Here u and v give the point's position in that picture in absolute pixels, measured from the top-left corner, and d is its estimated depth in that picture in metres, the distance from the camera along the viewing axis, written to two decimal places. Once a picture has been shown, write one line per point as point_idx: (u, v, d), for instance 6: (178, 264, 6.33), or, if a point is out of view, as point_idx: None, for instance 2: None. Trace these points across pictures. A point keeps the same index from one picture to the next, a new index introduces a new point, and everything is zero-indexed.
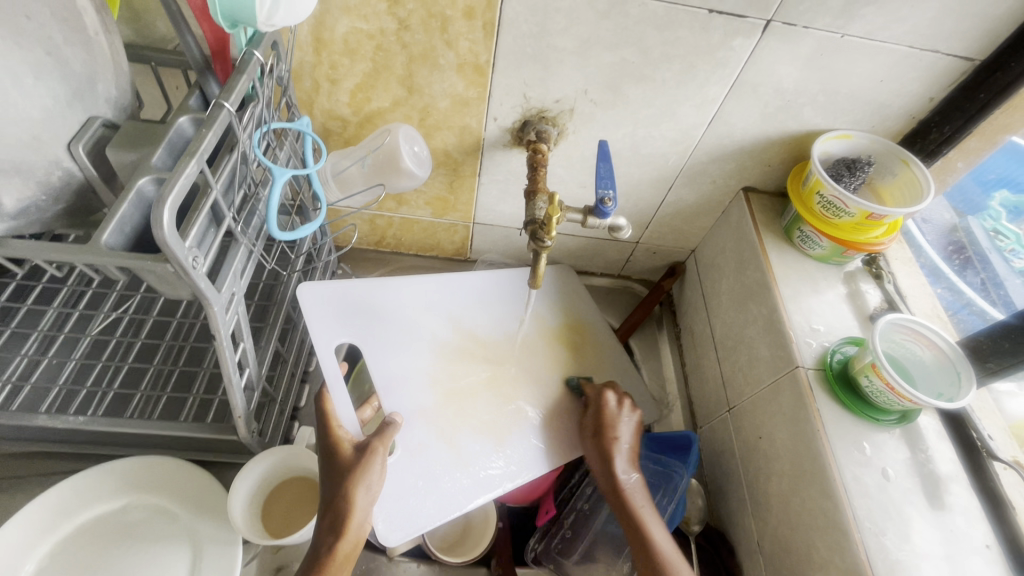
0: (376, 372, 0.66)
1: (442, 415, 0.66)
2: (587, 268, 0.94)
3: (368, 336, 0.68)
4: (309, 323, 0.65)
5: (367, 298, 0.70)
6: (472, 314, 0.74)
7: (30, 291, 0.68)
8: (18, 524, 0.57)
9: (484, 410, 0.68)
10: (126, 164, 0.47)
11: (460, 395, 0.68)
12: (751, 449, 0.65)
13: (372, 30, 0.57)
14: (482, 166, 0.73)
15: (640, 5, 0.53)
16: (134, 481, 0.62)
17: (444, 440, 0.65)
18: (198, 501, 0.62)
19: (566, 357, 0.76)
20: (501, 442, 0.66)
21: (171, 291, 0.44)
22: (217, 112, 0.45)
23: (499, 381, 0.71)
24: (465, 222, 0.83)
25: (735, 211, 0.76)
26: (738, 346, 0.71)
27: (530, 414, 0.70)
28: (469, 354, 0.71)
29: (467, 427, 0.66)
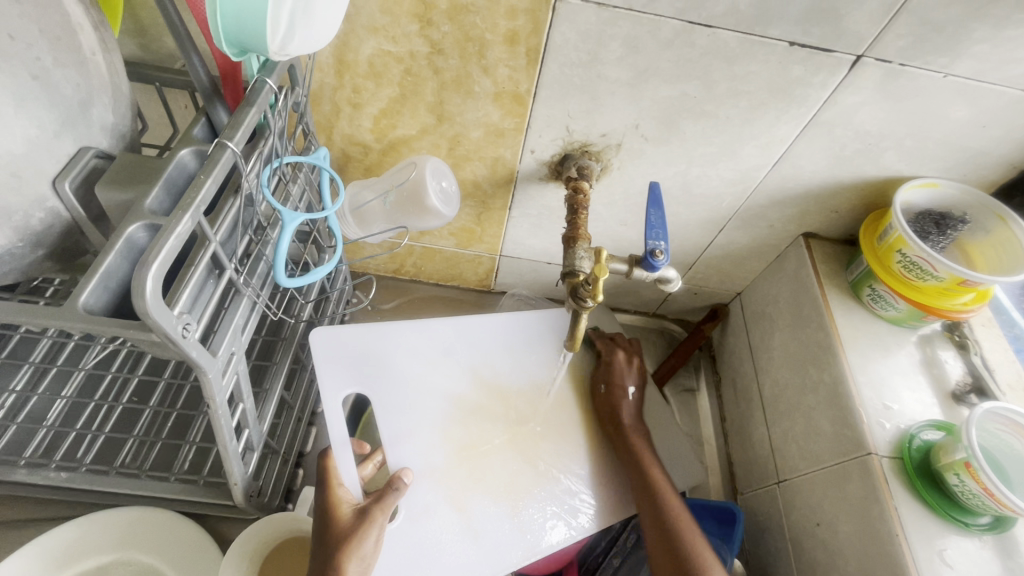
0: (388, 427, 0.60)
1: (455, 475, 0.60)
2: (620, 305, 0.87)
3: (381, 385, 0.61)
4: (317, 361, 0.59)
5: (380, 343, 0.63)
6: (497, 361, 0.68)
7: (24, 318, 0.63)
8: None
9: (505, 471, 0.62)
10: (118, 204, 0.41)
11: (479, 452, 0.62)
12: (805, 536, 0.57)
13: (400, 53, 0.50)
14: (514, 200, 0.66)
15: (710, 34, 0.46)
16: (119, 536, 0.57)
17: (456, 504, 0.59)
18: (189, 563, 0.56)
19: (598, 411, 0.69)
20: (520, 508, 0.60)
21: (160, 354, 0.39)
22: (220, 152, 0.39)
23: (521, 439, 0.64)
24: (490, 255, 0.77)
25: (792, 258, 0.68)
26: (792, 412, 0.63)
27: (553, 475, 0.63)
28: (490, 408, 0.65)
29: (482, 490, 0.60)
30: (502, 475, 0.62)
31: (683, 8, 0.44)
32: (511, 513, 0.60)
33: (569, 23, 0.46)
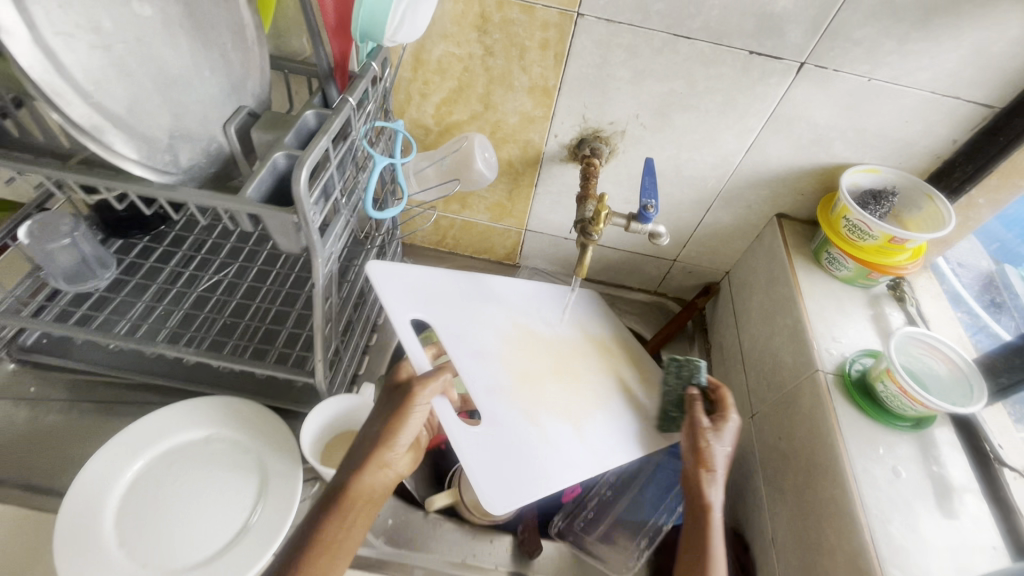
0: (454, 351, 0.73)
1: (518, 394, 0.72)
2: (625, 282, 1.01)
3: (441, 316, 0.75)
4: (388, 303, 0.71)
5: (437, 285, 0.78)
6: (524, 315, 0.82)
7: (153, 252, 0.82)
8: (126, 437, 0.68)
9: (559, 397, 0.75)
10: (265, 143, 0.58)
11: (531, 378, 0.75)
12: (770, 450, 0.69)
13: (461, 54, 0.69)
14: (540, 177, 0.83)
15: (690, 44, 0.63)
16: (220, 416, 0.72)
17: (530, 417, 0.71)
18: (270, 437, 0.71)
19: (608, 364, 0.82)
20: (580, 426, 0.73)
21: (285, 243, 0.55)
22: (342, 106, 0.57)
23: (564, 374, 0.78)
24: (518, 228, 0.93)
25: (768, 235, 0.83)
26: (764, 356, 0.76)
27: (590, 407, 0.75)
28: (530, 347, 0.78)
29: (544, 408, 0.73)
30: (559, 401, 0.74)
31: (669, 25, 0.62)
32: (576, 430, 0.72)
33: (587, 34, 0.64)
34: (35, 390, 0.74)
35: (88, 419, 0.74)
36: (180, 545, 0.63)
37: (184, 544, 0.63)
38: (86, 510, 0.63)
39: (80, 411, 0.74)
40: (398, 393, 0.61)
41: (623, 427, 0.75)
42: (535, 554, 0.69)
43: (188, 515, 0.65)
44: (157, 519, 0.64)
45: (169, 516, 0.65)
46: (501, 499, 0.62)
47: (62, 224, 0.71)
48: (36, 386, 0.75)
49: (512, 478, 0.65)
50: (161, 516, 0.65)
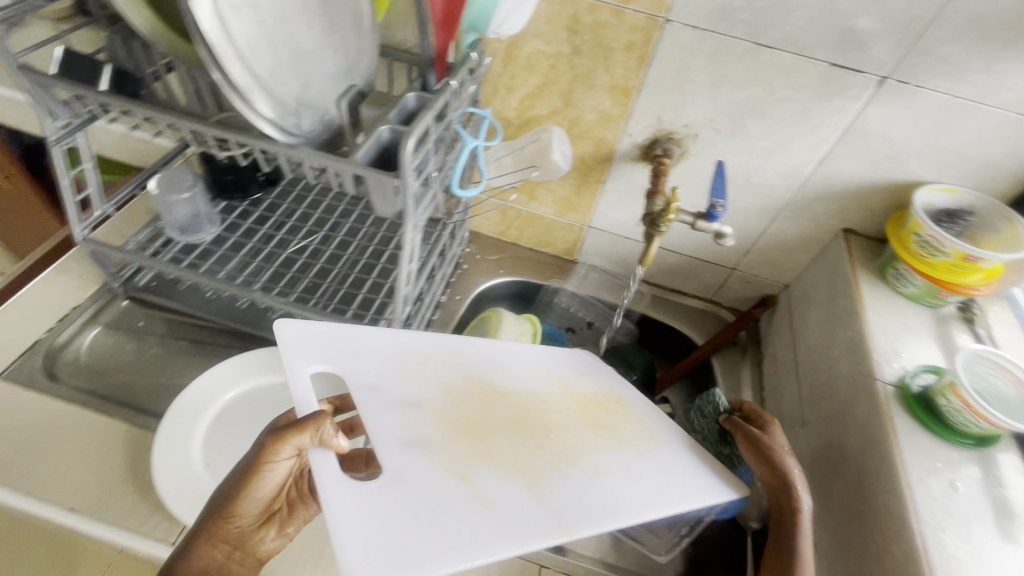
0: (365, 401, 0.58)
1: (446, 450, 0.57)
2: (680, 288, 1.02)
3: (348, 363, 0.61)
4: (286, 355, 0.59)
5: (357, 330, 0.66)
6: (482, 364, 0.70)
7: (252, 216, 0.91)
8: (218, 372, 0.76)
9: (510, 450, 0.60)
10: (371, 118, 0.65)
11: (474, 429, 0.61)
12: (821, 456, 0.69)
13: (550, 52, 0.74)
14: (609, 174, 0.87)
15: (772, 53, 0.66)
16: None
17: (458, 476, 0.55)
18: None
19: (594, 423, 0.68)
20: (540, 487, 0.57)
21: (382, 206, 0.62)
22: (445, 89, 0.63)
23: (524, 431, 0.62)
24: (581, 224, 0.97)
25: (832, 249, 0.83)
26: (820, 366, 0.76)
27: (560, 469, 0.60)
28: (475, 398, 0.64)
29: (486, 465, 0.57)
30: (509, 455, 0.59)
31: (753, 33, 0.65)
32: (532, 492, 0.56)
33: (672, 39, 0.68)
34: (143, 323, 0.85)
35: (185, 355, 0.83)
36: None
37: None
38: (175, 429, 0.70)
39: (180, 345, 0.83)
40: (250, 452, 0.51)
41: (612, 500, 0.58)
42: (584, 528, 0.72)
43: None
44: (236, 448, 0.71)
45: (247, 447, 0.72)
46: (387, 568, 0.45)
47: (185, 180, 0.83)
48: (144, 321, 0.85)
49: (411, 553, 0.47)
50: (239, 446, 0.72)
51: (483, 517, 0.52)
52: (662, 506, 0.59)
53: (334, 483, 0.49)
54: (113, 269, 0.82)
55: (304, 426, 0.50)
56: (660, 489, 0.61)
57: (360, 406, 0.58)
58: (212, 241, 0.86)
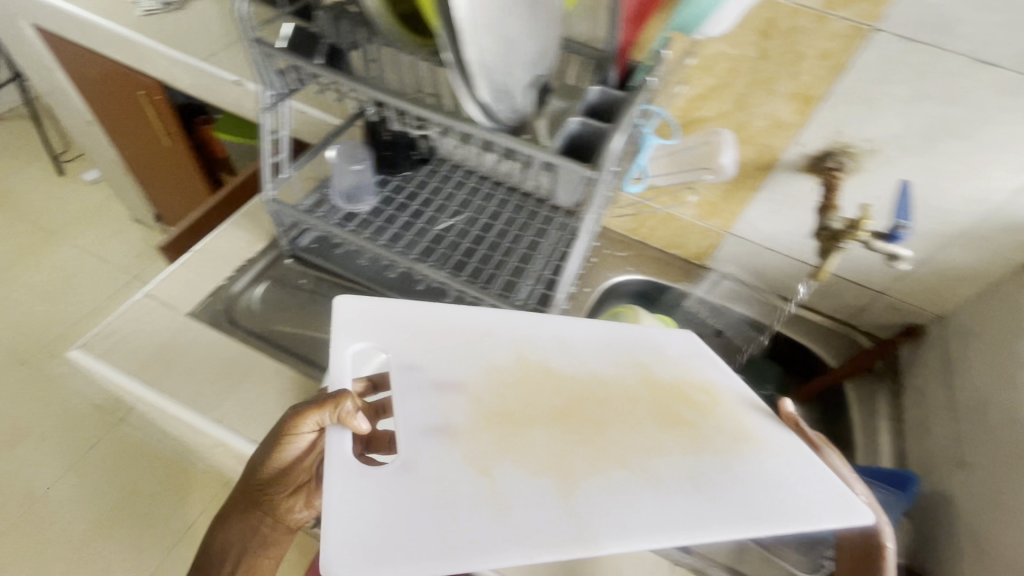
0: (399, 383, 0.60)
1: (478, 439, 0.57)
2: (815, 305, 0.99)
3: (395, 341, 0.63)
4: (337, 333, 0.62)
5: (409, 309, 0.67)
6: (542, 344, 0.68)
7: (403, 190, 0.96)
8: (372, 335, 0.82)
9: (542, 446, 0.58)
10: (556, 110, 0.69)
11: (512, 419, 0.60)
12: (987, 502, 0.66)
13: (734, 54, 0.73)
14: (766, 182, 0.85)
15: (992, 72, 0.62)
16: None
17: (479, 470, 0.55)
18: None
19: (667, 418, 0.63)
20: (571, 486, 0.55)
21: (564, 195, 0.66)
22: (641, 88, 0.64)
23: (571, 424, 0.61)
24: (721, 229, 0.95)
25: (1008, 286, 0.76)
26: (987, 407, 0.72)
27: (609, 471, 0.57)
28: (525, 384, 0.64)
29: (512, 460, 0.56)
30: (541, 451, 0.58)
31: (975, 49, 0.61)
32: (561, 497, 0.54)
33: (877, 50, 0.65)
34: (303, 282, 0.92)
35: None
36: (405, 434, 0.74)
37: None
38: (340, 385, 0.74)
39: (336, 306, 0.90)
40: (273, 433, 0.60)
41: (662, 507, 0.54)
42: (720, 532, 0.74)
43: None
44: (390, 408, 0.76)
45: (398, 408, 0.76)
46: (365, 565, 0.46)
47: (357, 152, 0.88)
48: (305, 280, 0.93)
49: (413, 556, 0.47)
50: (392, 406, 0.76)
51: (495, 514, 0.51)
52: (732, 520, 0.54)
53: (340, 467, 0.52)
54: (286, 228, 0.89)
55: (324, 408, 0.54)
56: (740, 500, 0.56)
57: (393, 386, 0.60)
58: (370, 212, 0.92)
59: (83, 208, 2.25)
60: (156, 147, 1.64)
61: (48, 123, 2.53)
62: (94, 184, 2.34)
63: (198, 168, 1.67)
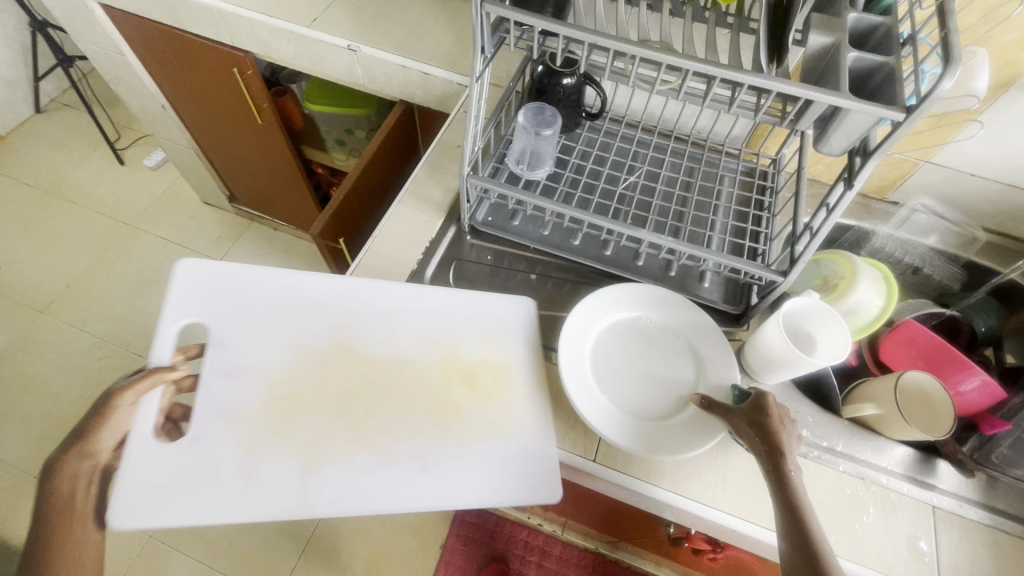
0: (211, 358, 0.73)
1: (256, 419, 0.70)
2: (1010, 230, 0.95)
3: (220, 316, 0.76)
4: (173, 299, 0.76)
5: (237, 281, 0.79)
6: (362, 329, 0.79)
7: (572, 151, 0.92)
8: (585, 310, 0.79)
9: (312, 429, 0.71)
10: (819, 45, 0.61)
11: (292, 404, 0.72)
12: None
13: None
14: (995, 102, 0.78)
15: None
16: (651, 302, 0.81)
17: (247, 446, 0.69)
18: (707, 330, 0.79)
19: (438, 405, 0.74)
20: (315, 464, 0.68)
21: (835, 142, 0.60)
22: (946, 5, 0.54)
23: (350, 406, 0.73)
24: (917, 159, 0.89)
25: None
26: None
27: (365, 448, 0.70)
28: (327, 366, 0.75)
29: (280, 443, 0.69)
30: (312, 432, 0.70)
31: None
32: (302, 469, 0.68)
33: None
34: (491, 258, 0.90)
35: (534, 289, 0.88)
36: (648, 402, 0.74)
37: (655, 401, 0.74)
38: (574, 361, 0.75)
39: (530, 278, 0.89)
40: (104, 396, 0.65)
41: (401, 485, 0.68)
42: (972, 475, 0.73)
43: (647, 378, 0.76)
44: (628, 378, 0.76)
45: (636, 377, 0.76)
46: (141, 516, 0.63)
47: (544, 115, 0.85)
48: (489, 255, 0.91)
49: (191, 508, 0.64)
50: (627, 375, 0.76)
51: (243, 483, 0.66)
52: (448, 494, 0.68)
53: (140, 455, 0.66)
54: (469, 202, 0.87)
55: (152, 374, 0.68)
56: (450, 474, 0.69)
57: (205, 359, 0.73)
58: (548, 178, 0.88)
59: (154, 196, 2.22)
60: (247, 125, 1.58)
61: (96, 110, 2.46)
62: (157, 170, 2.29)
63: (289, 144, 1.61)
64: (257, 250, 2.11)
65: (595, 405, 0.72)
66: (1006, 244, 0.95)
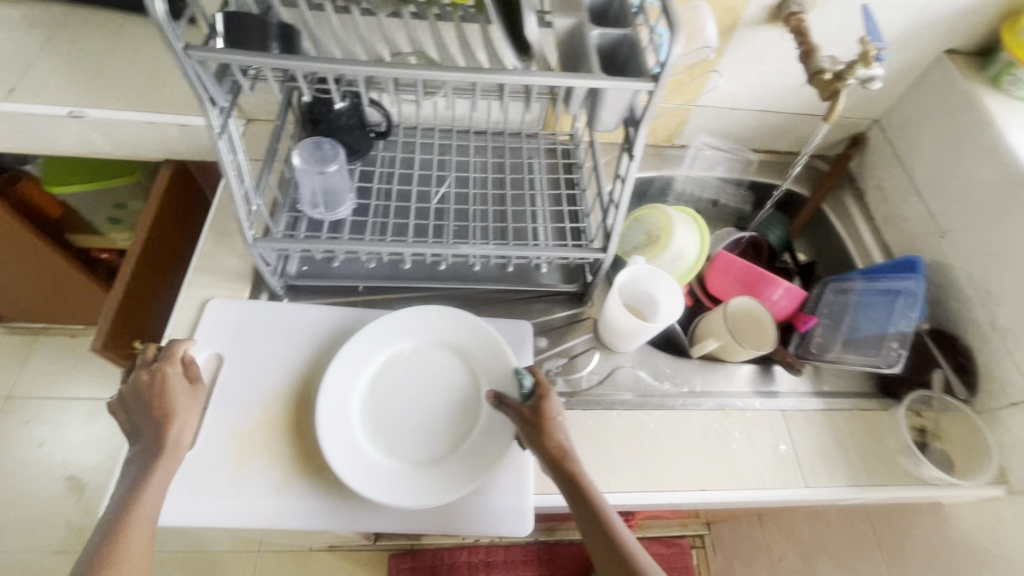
0: (228, 382, 0.69)
1: (249, 441, 0.66)
2: (774, 148, 1.07)
3: (245, 348, 0.72)
4: (201, 330, 0.73)
5: (263, 313, 0.75)
6: None
7: (373, 176, 0.86)
8: (337, 372, 0.67)
9: (301, 448, 0.66)
10: (567, 26, 0.61)
11: (282, 430, 0.67)
12: (978, 256, 0.81)
13: None
14: (730, 44, 0.85)
15: None
16: (395, 331, 0.71)
17: (240, 465, 0.65)
18: (466, 335, 0.71)
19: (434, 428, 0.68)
20: (300, 481, 0.65)
21: (607, 118, 0.61)
22: None
23: None
24: (688, 105, 0.96)
25: (937, 73, 0.89)
26: (951, 181, 0.86)
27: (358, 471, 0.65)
28: None
29: (272, 459, 0.65)
30: (299, 451, 0.66)
31: None
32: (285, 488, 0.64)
33: None
34: None
35: None
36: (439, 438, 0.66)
37: (440, 439, 0.66)
38: (343, 438, 0.64)
39: None
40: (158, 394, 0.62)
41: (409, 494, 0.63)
42: (798, 371, 0.82)
43: (425, 417, 0.67)
44: (403, 429, 0.66)
45: (409, 424, 0.67)
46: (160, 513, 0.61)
47: (323, 150, 0.77)
48: None
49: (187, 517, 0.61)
50: (412, 421, 0.67)
51: (230, 496, 0.63)
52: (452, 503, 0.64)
53: None
54: (270, 264, 0.76)
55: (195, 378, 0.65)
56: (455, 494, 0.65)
57: (227, 383, 0.69)
58: (353, 213, 0.81)
59: None
60: None
61: None
62: None
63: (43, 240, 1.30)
64: (53, 370, 1.71)
65: (400, 476, 0.63)
66: (776, 159, 1.07)
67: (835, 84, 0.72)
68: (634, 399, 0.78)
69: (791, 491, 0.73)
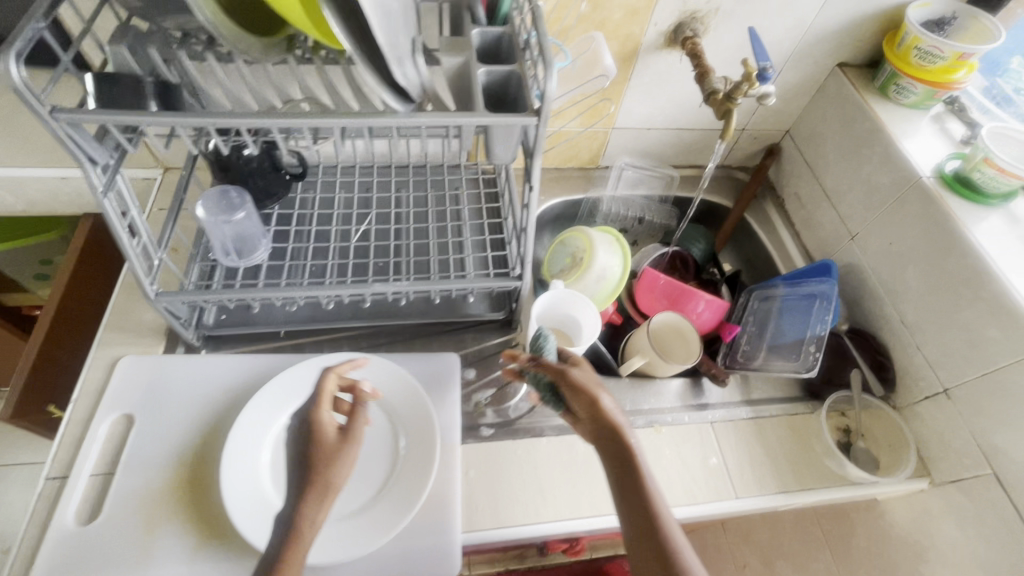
0: (133, 444, 0.66)
1: (155, 506, 0.63)
2: (696, 162, 1.11)
3: (152, 408, 0.69)
4: (106, 393, 0.70)
5: (172, 369, 0.72)
6: None
7: (291, 218, 0.85)
8: (242, 428, 0.66)
9: (212, 505, 0.64)
10: (455, 65, 0.62)
11: (199, 491, 0.64)
12: (883, 256, 0.85)
13: None
14: (635, 69, 0.88)
15: None
16: (308, 381, 0.70)
17: (143, 532, 0.61)
18: (387, 380, 0.71)
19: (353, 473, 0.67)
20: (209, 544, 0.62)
21: (501, 151, 0.62)
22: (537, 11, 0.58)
23: None
24: (606, 128, 0.98)
25: (833, 84, 0.94)
26: (854, 185, 0.90)
27: None
28: None
29: (179, 523, 0.62)
30: (209, 511, 0.63)
31: None
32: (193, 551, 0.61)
33: None
34: None
35: None
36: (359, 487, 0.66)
37: (359, 487, 0.65)
38: (254, 498, 0.62)
39: None
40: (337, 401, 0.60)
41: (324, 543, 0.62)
42: (724, 382, 0.84)
43: None
44: None
45: None
46: None
47: (229, 197, 0.76)
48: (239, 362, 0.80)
49: None
50: None
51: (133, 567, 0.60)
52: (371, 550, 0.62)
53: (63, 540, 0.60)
54: (181, 316, 0.74)
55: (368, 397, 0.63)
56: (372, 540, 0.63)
57: (132, 446, 0.66)
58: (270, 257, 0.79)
59: None
60: None
61: None
62: None
63: None
64: None
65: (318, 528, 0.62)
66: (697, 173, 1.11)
67: (727, 103, 0.75)
68: (566, 424, 0.78)
69: (723, 504, 0.73)
